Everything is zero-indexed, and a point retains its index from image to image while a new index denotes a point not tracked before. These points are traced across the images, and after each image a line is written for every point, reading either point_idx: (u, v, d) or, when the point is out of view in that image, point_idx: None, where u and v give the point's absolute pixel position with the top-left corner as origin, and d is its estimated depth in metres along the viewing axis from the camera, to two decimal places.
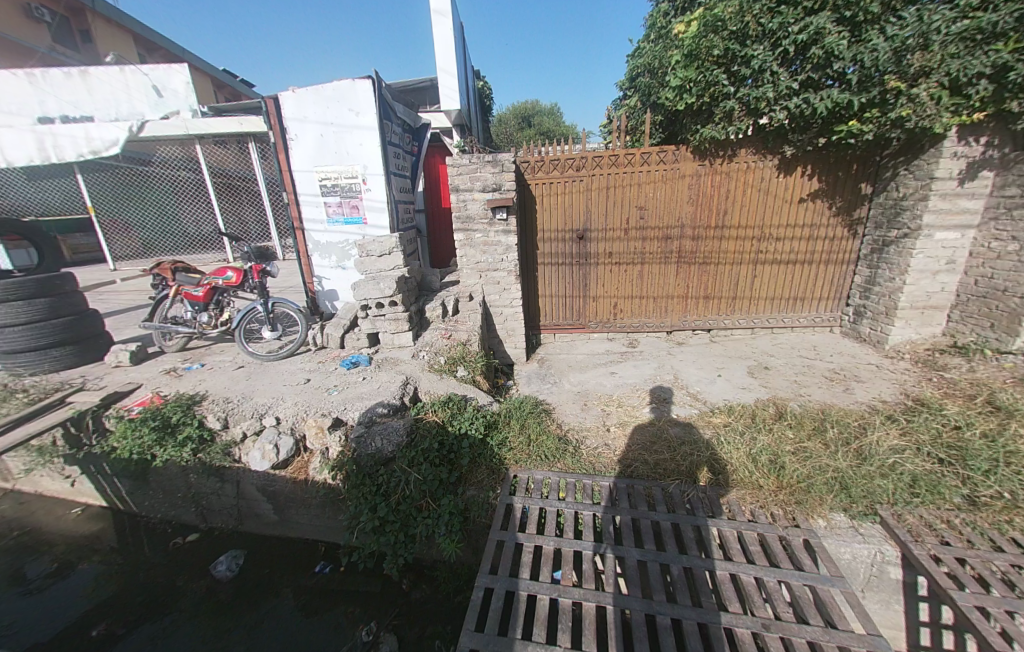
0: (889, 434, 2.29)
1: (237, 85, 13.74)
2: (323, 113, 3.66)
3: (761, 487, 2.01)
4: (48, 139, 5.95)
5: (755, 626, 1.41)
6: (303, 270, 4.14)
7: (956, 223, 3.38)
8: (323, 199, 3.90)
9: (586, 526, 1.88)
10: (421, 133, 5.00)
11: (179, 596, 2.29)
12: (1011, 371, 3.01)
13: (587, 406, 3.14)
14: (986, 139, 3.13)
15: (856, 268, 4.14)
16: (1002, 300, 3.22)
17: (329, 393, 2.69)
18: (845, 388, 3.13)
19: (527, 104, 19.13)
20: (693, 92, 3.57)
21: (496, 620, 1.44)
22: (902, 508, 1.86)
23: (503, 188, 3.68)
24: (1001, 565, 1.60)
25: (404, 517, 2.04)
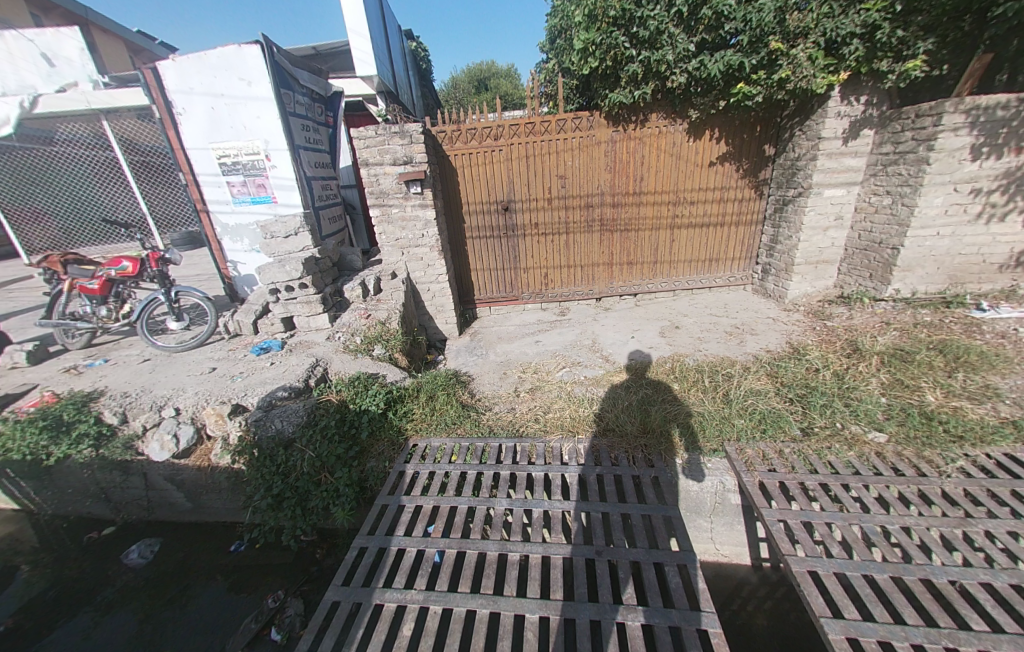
0: (755, 380, 2.55)
1: (156, 49, 12.37)
2: (210, 84, 3.38)
3: (632, 436, 2.21)
4: None
5: (588, 553, 1.59)
6: (214, 256, 3.96)
7: (843, 180, 3.61)
8: (225, 178, 3.68)
9: (467, 483, 2.03)
10: (335, 102, 4.72)
11: (94, 588, 2.33)
12: (880, 316, 3.34)
13: (505, 375, 3.29)
14: (866, 98, 3.32)
15: (763, 228, 4.38)
16: (878, 252, 3.51)
17: (233, 380, 2.68)
18: (740, 340, 3.40)
19: (482, 65, 18.15)
20: (597, 55, 3.52)
21: (362, 575, 1.60)
22: (746, 442, 2.09)
23: (415, 160, 3.57)
24: (810, 483, 1.82)
25: (301, 492, 2.12)
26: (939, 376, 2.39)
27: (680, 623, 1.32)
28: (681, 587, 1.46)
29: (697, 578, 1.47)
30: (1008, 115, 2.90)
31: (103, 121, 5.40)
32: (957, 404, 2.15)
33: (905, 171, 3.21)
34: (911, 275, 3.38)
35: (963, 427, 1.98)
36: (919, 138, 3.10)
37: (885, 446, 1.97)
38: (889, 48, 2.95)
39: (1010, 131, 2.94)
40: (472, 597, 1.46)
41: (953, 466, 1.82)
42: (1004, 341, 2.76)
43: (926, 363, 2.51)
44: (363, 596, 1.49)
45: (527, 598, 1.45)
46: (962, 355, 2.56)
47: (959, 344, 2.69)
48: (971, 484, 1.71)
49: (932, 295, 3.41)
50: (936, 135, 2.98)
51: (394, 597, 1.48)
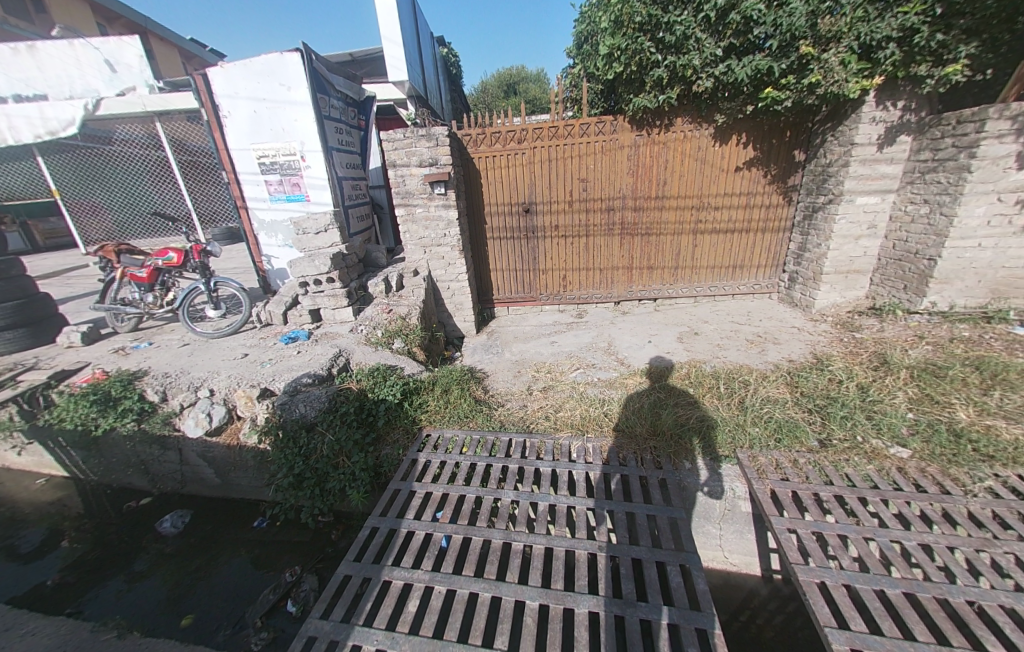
0: (774, 390, 2.50)
1: (208, 56, 13.16)
2: (254, 88, 3.62)
3: (640, 438, 2.22)
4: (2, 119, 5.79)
5: (591, 548, 1.61)
6: (250, 249, 4.20)
7: (877, 187, 3.49)
8: (263, 177, 3.91)
9: (475, 474, 2.09)
10: (367, 106, 4.94)
11: (131, 552, 2.53)
12: (914, 329, 3.19)
13: (519, 373, 3.34)
14: (904, 103, 3.21)
15: (791, 235, 4.26)
16: (913, 262, 3.37)
17: (262, 365, 2.85)
18: (761, 349, 3.32)
19: (511, 70, 18.34)
20: (621, 60, 3.55)
21: (372, 553, 1.68)
22: (757, 450, 2.06)
23: (440, 162, 3.68)
24: (824, 494, 1.77)
25: (320, 474, 2.23)
26: (972, 393, 2.29)
27: (678, 620, 1.34)
28: (682, 587, 1.47)
29: (698, 579, 1.47)
30: None
31: (156, 124, 5.80)
32: (990, 423, 2.05)
33: (944, 179, 3.08)
34: (948, 288, 3.23)
35: (994, 446, 1.89)
36: (960, 145, 2.97)
37: (907, 461, 1.91)
38: (927, 52, 2.87)
39: None
40: (476, 581, 1.51)
41: (980, 485, 1.74)
42: None
43: (958, 379, 2.41)
44: (372, 572, 1.58)
45: (528, 586, 1.49)
46: (1000, 372, 2.44)
47: (998, 361, 2.56)
48: (998, 505, 1.63)
49: (972, 310, 3.25)
50: (978, 142, 2.86)
51: (401, 575, 1.55)
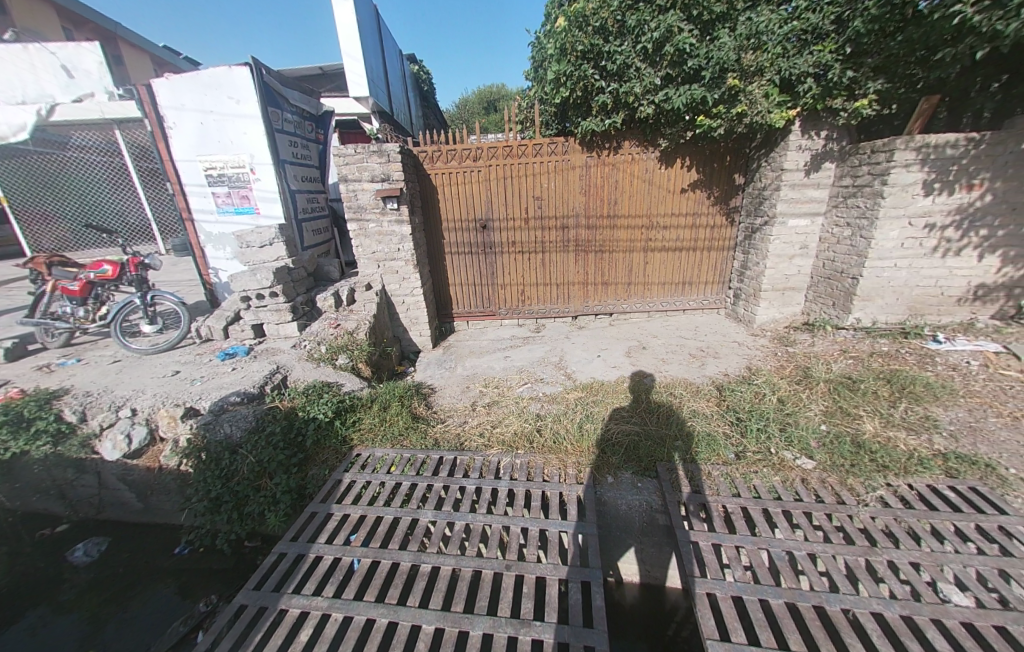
0: (702, 405, 2.59)
1: (180, 64, 12.98)
2: (200, 101, 3.58)
3: (566, 455, 2.26)
4: None
5: (498, 567, 1.62)
6: (197, 263, 4.09)
7: (806, 211, 3.71)
8: (210, 189, 3.85)
9: (398, 495, 2.06)
10: (326, 120, 4.98)
11: (35, 586, 2.36)
12: (840, 344, 3.38)
13: (467, 388, 3.34)
14: (826, 133, 3.44)
15: (735, 254, 4.46)
16: (840, 281, 3.58)
17: (192, 383, 2.75)
18: (701, 363, 3.43)
19: (492, 87, 18.74)
20: (568, 85, 3.69)
21: (274, 580, 1.64)
22: (675, 464, 2.12)
23: (393, 178, 3.71)
24: (731, 506, 1.84)
25: (240, 497, 2.16)
26: (880, 406, 2.42)
27: (568, 638, 1.34)
28: (580, 604, 1.48)
29: (596, 596, 1.49)
30: (958, 153, 2.98)
31: (116, 129, 5.71)
32: (891, 434, 2.18)
33: (863, 204, 3.31)
34: (871, 305, 3.43)
35: (889, 457, 2.01)
36: (874, 172, 3.20)
37: (811, 472, 2.01)
38: (841, 88, 3.11)
39: (961, 168, 3.01)
40: (375, 606, 1.49)
41: (872, 494, 1.84)
42: (954, 374, 2.78)
43: (870, 392, 2.55)
44: (270, 601, 1.54)
45: (428, 609, 1.47)
46: (907, 385, 2.59)
47: (908, 374, 2.72)
48: (883, 514, 1.73)
49: (892, 326, 3.46)
50: (888, 170, 3.08)
51: (298, 603, 1.52)
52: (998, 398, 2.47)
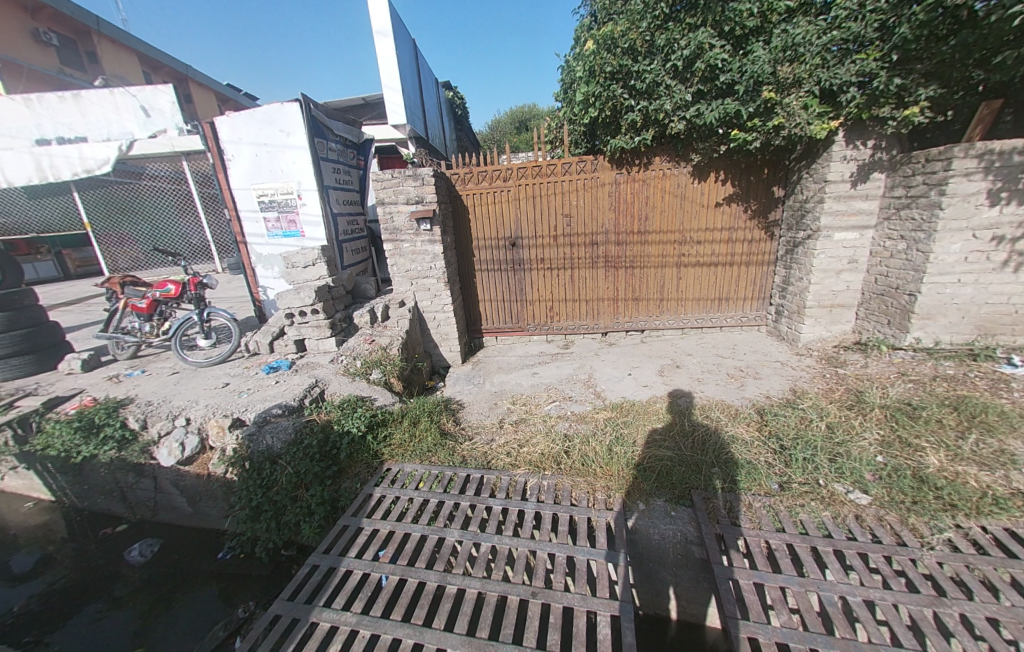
0: (742, 430, 2.46)
1: (240, 99, 14.29)
2: (256, 135, 3.94)
3: (596, 478, 2.21)
4: (46, 160, 6.35)
5: (524, 593, 1.58)
6: (248, 281, 4.42)
7: (854, 224, 3.50)
8: (262, 214, 4.18)
9: (426, 511, 2.08)
10: (366, 147, 5.30)
11: (96, 582, 2.55)
12: (897, 366, 3.11)
13: (496, 405, 3.35)
14: (874, 142, 3.26)
15: (776, 268, 4.26)
16: (895, 298, 3.32)
17: (239, 395, 2.94)
18: (740, 384, 3.26)
19: (522, 108, 19.28)
20: (596, 106, 3.74)
21: (307, 592, 1.70)
22: (713, 492, 2.02)
23: (426, 199, 3.87)
24: (774, 542, 1.72)
25: (278, 506, 2.26)
26: (947, 437, 2.20)
27: None
28: (609, 639, 1.42)
29: (627, 632, 1.42)
30: None
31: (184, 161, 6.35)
32: (961, 469, 1.97)
33: (918, 215, 3.09)
34: (932, 324, 3.15)
35: (958, 495, 1.82)
36: (930, 182, 2.99)
37: (866, 509, 1.84)
38: (889, 95, 2.95)
39: None
40: (401, 625, 1.49)
41: (939, 537, 1.67)
42: None
43: (934, 421, 2.33)
44: (302, 612, 1.59)
45: (453, 633, 1.46)
46: (979, 414, 2.35)
47: (979, 401, 2.47)
48: (953, 559, 1.56)
49: (958, 347, 3.16)
50: (946, 180, 2.87)
51: (329, 617, 1.55)
52: None
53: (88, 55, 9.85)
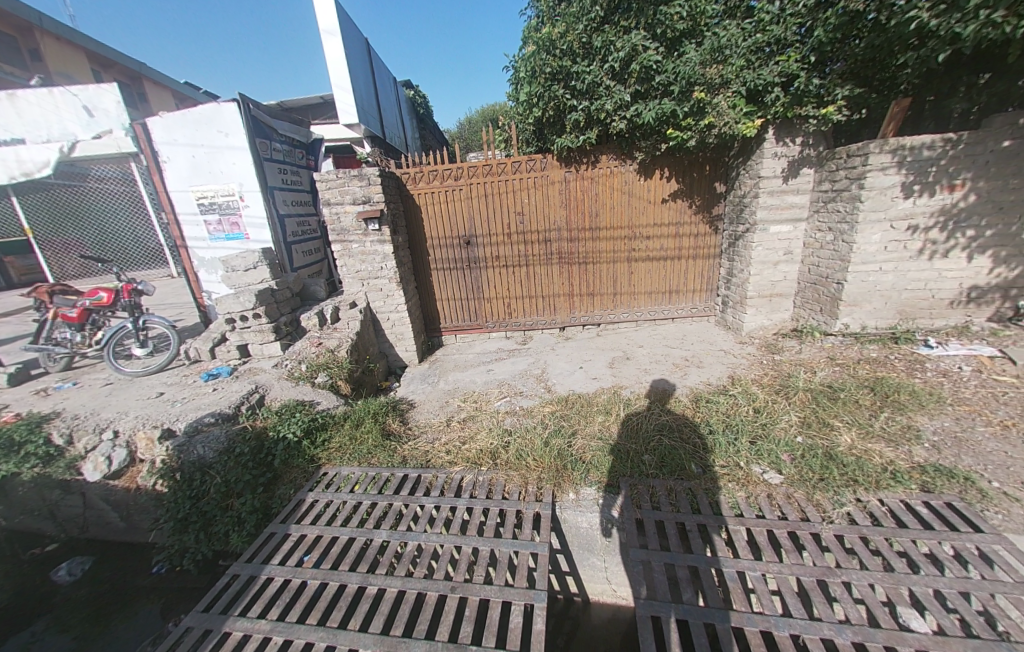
0: (675, 418, 2.55)
1: (200, 97, 13.68)
2: (192, 135, 3.80)
3: (528, 472, 2.23)
4: None
5: (443, 589, 1.61)
6: (191, 287, 4.26)
7: (787, 217, 3.66)
8: (202, 218, 4.03)
9: (355, 515, 2.07)
10: (315, 147, 5.20)
11: (18, 607, 2.41)
12: (827, 351, 3.28)
13: (448, 403, 3.34)
14: (802, 139, 3.42)
15: (721, 261, 4.41)
16: (826, 286, 3.49)
17: (172, 405, 2.83)
18: (684, 373, 3.37)
19: (493, 105, 19.13)
20: (540, 105, 3.78)
21: (223, 601, 1.67)
22: (638, 478, 2.09)
23: (373, 199, 3.81)
24: (689, 524, 1.81)
25: (208, 517, 2.19)
26: (861, 416, 2.34)
27: None
28: (519, 627, 1.45)
29: (538, 620, 1.46)
30: (934, 155, 2.93)
31: (132, 162, 5.91)
32: (869, 446, 2.10)
33: (841, 208, 3.26)
34: (858, 310, 3.34)
35: (860, 471, 1.95)
36: (851, 176, 3.16)
37: (777, 487, 1.96)
38: (811, 95, 3.11)
39: (939, 169, 2.95)
40: (316, 629, 1.50)
41: (839, 511, 1.79)
42: (944, 380, 2.66)
43: (851, 401, 2.47)
44: (214, 624, 1.57)
45: (368, 633, 1.47)
46: (891, 394, 2.50)
47: (894, 382, 2.63)
48: (848, 531, 1.68)
49: (882, 331, 3.35)
50: (864, 174, 3.04)
51: (241, 626, 1.54)
52: (987, 406, 2.35)
53: (29, 53, 9.21)
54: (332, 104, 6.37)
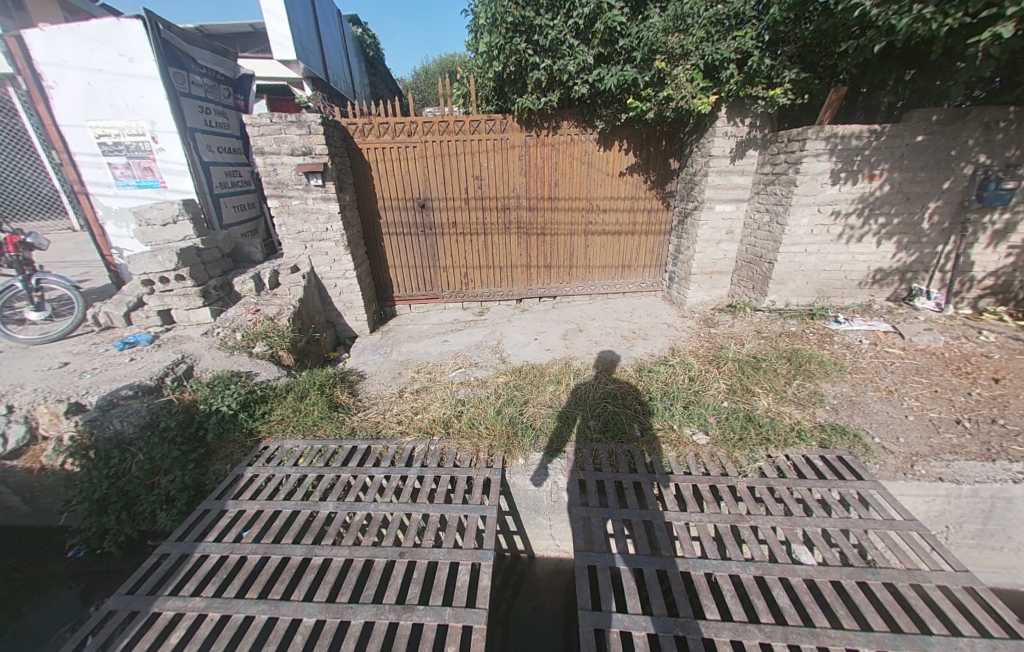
0: (618, 386, 2.71)
1: None
2: (85, 57, 3.16)
3: (479, 440, 2.29)
4: None
5: (391, 554, 1.64)
6: (96, 242, 3.69)
7: (732, 197, 3.83)
8: (106, 159, 3.45)
9: (300, 488, 2.02)
10: (245, 84, 4.55)
11: None
12: (755, 325, 3.60)
13: (399, 374, 3.28)
14: (751, 120, 3.53)
15: (671, 238, 4.58)
16: (759, 265, 3.77)
17: (80, 377, 2.52)
18: (630, 344, 3.55)
19: (454, 55, 17.67)
20: (500, 59, 3.54)
21: (151, 582, 1.59)
22: (582, 443, 2.23)
23: (315, 151, 3.45)
24: (626, 482, 1.98)
25: (131, 496, 2.03)
26: (777, 383, 2.64)
27: (448, 619, 1.38)
28: (465, 584, 1.53)
29: (483, 576, 1.54)
30: (861, 144, 3.16)
31: (8, 86, 4.83)
32: (781, 409, 2.38)
33: (779, 191, 3.47)
34: (784, 288, 3.66)
35: (772, 431, 2.21)
36: (790, 161, 3.35)
37: (703, 447, 2.18)
38: (761, 76, 3.22)
39: (864, 159, 3.21)
40: (256, 603, 1.47)
41: (752, 466, 2.04)
42: (846, 351, 3.04)
43: (770, 370, 2.76)
44: (141, 605, 1.49)
45: (313, 601, 1.48)
46: (803, 363, 2.82)
47: (807, 353, 2.96)
48: (759, 483, 1.92)
49: (802, 308, 3.72)
50: (801, 159, 3.23)
51: (173, 605, 1.48)
52: (877, 374, 2.73)
53: None
54: (263, 34, 5.53)
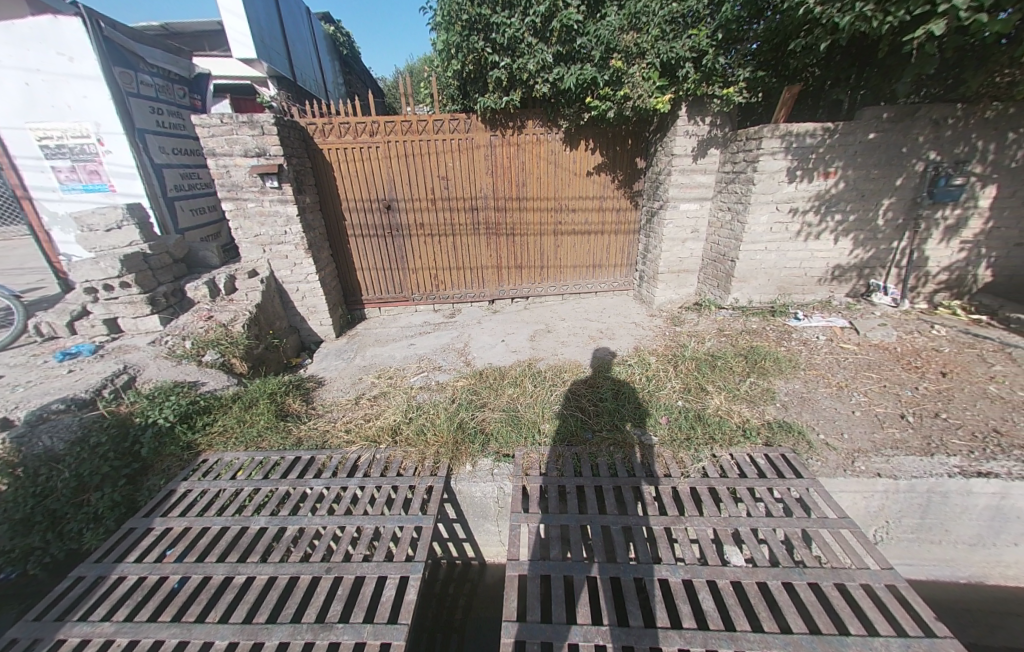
0: (575, 387, 2.69)
1: None
2: (21, 55, 3.02)
3: (427, 447, 2.25)
4: None
5: (317, 570, 1.60)
6: (42, 248, 3.55)
7: (696, 195, 3.84)
8: (49, 162, 3.30)
9: (235, 503, 1.96)
10: (201, 84, 4.42)
11: None
12: (718, 323, 3.61)
13: (360, 380, 3.22)
14: (710, 119, 3.52)
15: (640, 237, 4.58)
16: (722, 264, 3.79)
17: (11, 390, 2.41)
18: (595, 345, 3.53)
19: None
20: (460, 57, 3.48)
21: (62, 607, 1.52)
22: (532, 447, 2.21)
23: (269, 153, 3.36)
24: (569, 486, 1.96)
25: (58, 516, 1.92)
26: (731, 381, 2.64)
27: (366, 638, 1.34)
28: (390, 599, 1.50)
29: (410, 590, 1.51)
30: (816, 142, 3.19)
31: None
32: (731, 408, 2.39)
33: (739, 189, 3.49)
34: (747, 285, 3.68)
35: (719, 430, 2.22)
36: (748, 159, 3.36)
37: (651, 448, 2.17)
38: (716, 74, 3.23)
39: (819, 157, 3.23)
40: (168, 627, 1.42)
41: (695, 466, 2.03)
42: (803, 348, 3.07)
43: (726, 369, 2.77)
44: (47, 632, 1.43)
45: (228, 623, 1.43)
46: (759, 361, 2.83)
47: (765, 351, 2.97)
48: (700, 484, 1.92)
49: (764, 305, 3.75)
50: (759, 157, 3.25)
51: (80, 631, 1.42)
52: (830, 370, 2.76)
53: None
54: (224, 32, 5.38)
